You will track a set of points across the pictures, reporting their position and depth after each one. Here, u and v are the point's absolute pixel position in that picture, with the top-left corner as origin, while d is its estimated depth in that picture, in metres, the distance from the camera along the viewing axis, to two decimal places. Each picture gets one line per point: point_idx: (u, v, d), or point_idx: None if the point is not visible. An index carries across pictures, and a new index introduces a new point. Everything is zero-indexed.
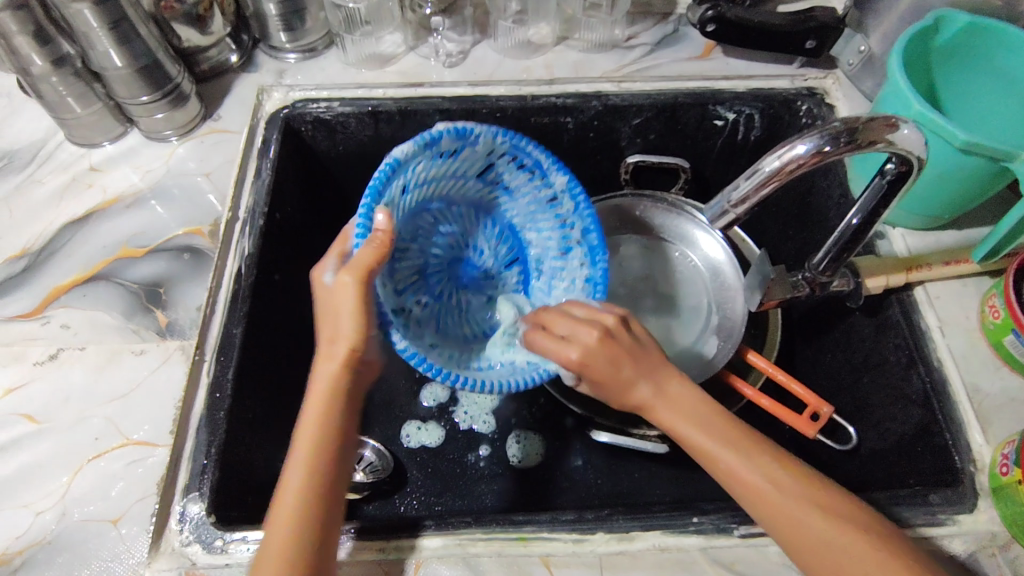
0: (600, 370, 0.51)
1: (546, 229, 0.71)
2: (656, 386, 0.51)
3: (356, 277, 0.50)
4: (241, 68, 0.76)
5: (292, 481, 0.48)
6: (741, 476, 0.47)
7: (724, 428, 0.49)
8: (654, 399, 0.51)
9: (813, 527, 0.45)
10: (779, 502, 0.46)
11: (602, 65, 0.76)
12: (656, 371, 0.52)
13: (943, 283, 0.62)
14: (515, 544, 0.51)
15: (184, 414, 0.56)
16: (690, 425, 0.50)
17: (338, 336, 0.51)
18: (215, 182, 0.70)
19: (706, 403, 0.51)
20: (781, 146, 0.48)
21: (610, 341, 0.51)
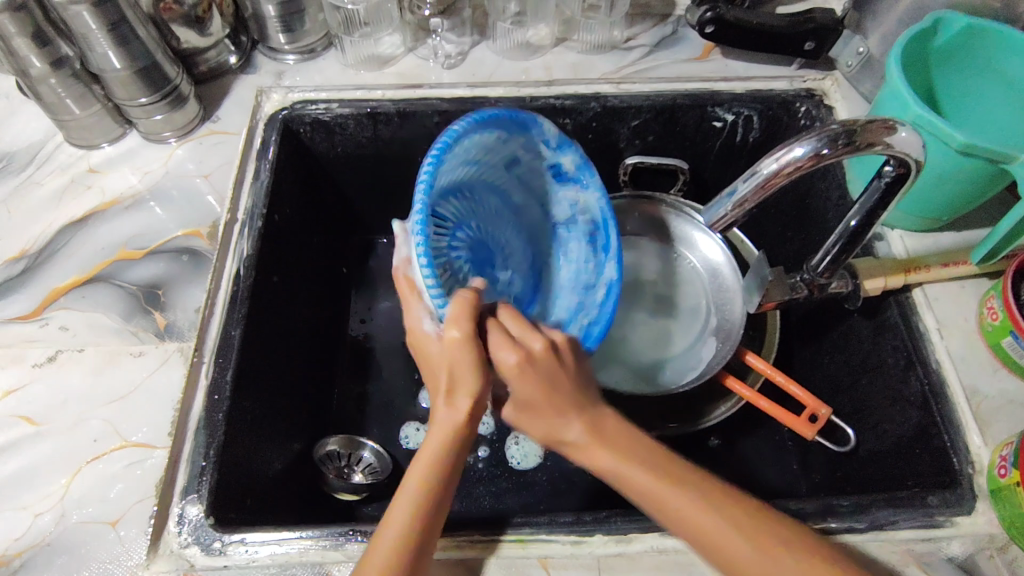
0: (533, 393, 0.49)
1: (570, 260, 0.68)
2: (586, 424, 0.49)
3: (466, 333, 0.46)
4: (240, 69, 0.76)
5: (394, 519, 0.46)
6: (698, 522, 0.45)
7: (673, 471, 0.47)
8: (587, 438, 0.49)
9: (778, 572, 0.43)
10: (743, 548, 0.44)
11: (600, 66, 0.77)
12: (587, 408, 0.50)
13: (942, 285, 0.62)
14: (513, 546, 0.51)
15: (182, 416, 0.56)
16: (639, 473, 0.47)
17: (458, 391, 0.48)
18: (214, 184, 0.70)
19: (646, 445, 0.49)
20: (779, 149, 0.48)
21: (547, 362, 0.49)
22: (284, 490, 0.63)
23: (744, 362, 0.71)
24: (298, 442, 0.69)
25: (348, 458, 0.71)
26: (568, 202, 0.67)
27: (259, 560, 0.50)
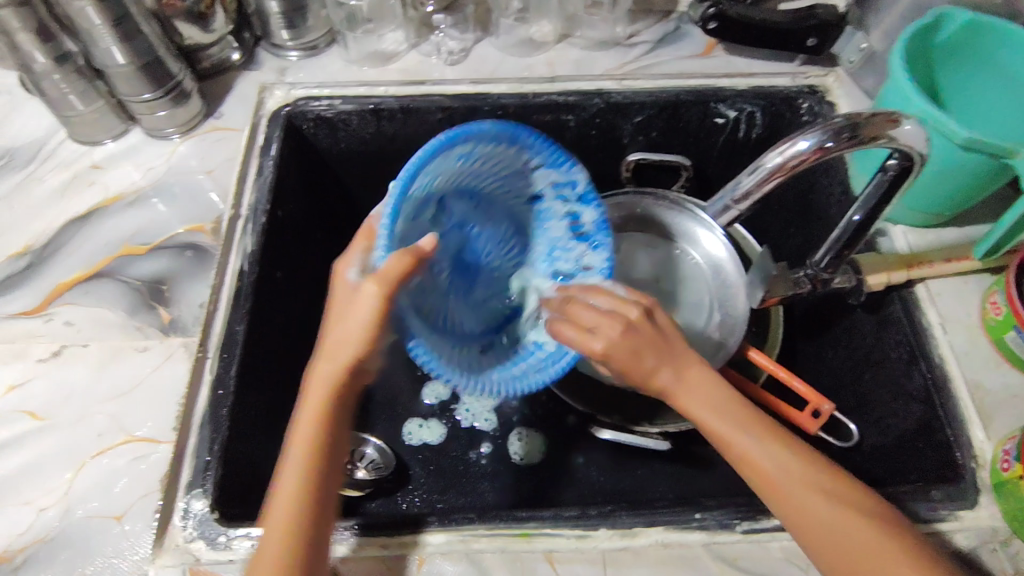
0: (622, 357, 0.50)
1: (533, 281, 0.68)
2: (676, 371, 0.51)
3: (384, 291, 0.46)
4: (243, 65, 0.76)
5: (290, 471, 0.48)
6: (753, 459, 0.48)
7: (742, 416, 0.50)
8: (674, 384, 0.51)
9: (823, 512, 0.46)
10: (791, 488, 0.47)
11: (604, 62, 0.77)
12: (679, 361, 0.51)
13: (944, 280, 0.63)
14: (518, 540, 0.51)
15: (187, 411, 0.56)
16: (710, 414, 0.50)
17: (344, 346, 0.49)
18: (218, 180, 0.70)
19: (725, 389, 0.51)
20: (781, 143, 0.48)
21: (638, 331, 0.51)
22: None
23: (747, 358, 0.72)
24: None
25: (350, 455, 0.70)
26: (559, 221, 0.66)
27: None
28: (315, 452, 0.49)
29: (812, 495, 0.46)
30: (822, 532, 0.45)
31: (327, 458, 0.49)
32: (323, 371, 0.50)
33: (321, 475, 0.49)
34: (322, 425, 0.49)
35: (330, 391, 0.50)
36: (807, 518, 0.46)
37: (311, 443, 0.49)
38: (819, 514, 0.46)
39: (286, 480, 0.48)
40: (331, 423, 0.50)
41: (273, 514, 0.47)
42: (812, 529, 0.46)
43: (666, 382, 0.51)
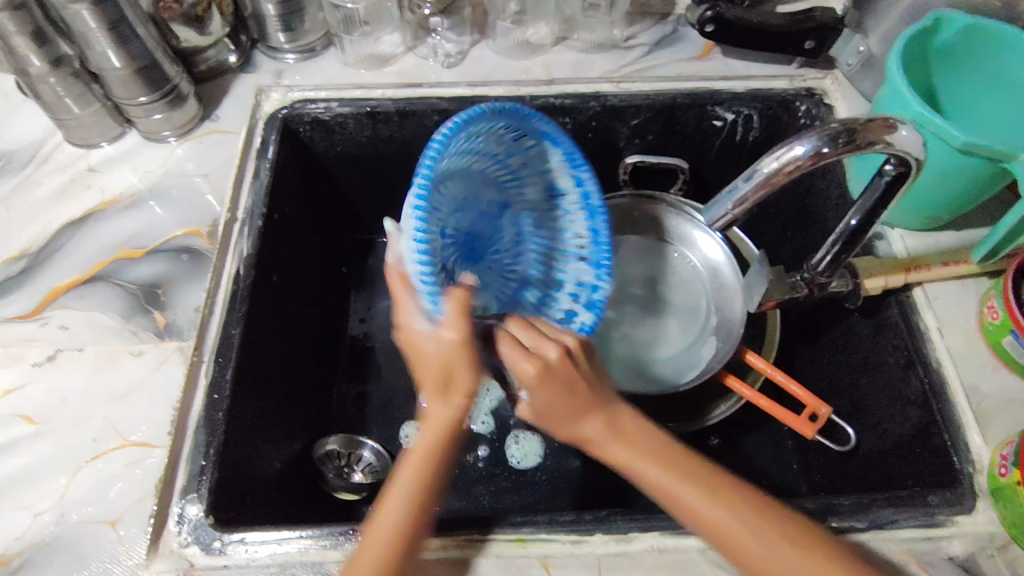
0: (542, 402, 0.50)
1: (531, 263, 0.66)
2: (603, 420, 0.52)
3: (463, 336, 0.48)
4: (240, 68, 0.76)
5: (387, 514, 0.48)
6: (696, 506, 0.48)
7: (676, 462, 0.50)
8: (602, 434, 0.51)
9: (773, 555, 0.45)
10: (740, 532, 0.46)
11: (601, 65, 0.76)
12: (601, 406, 0.52)
13: (942, 284, 0.62)
14: (513, 545, 0.51)
15: (182, 416, 0.56)
16: (648, 466, 0.50)
17: (453, 390, 0.50)
18: (214, 183, 0.69)
19: (657, 436, 0.52)
20: (779, 147, 0.47)
21: (560, 368, 0.50)
22: (283, 489, 0.63)
23: (745, 361, 0.71)
24: (299, 442, 0.69)
25: (347, 457, 0.72)
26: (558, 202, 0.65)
27: (259, 559, 0.50)
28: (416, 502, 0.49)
29: (761, 537, 0.46)
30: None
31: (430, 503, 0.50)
32: (442, 418, 0.51)
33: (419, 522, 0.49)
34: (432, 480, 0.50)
35: (442, 439, 0.51)
36: (761, 561, 0.45)
37: (410, 491, 0.50)
38: (772, 556, 0.45)
39: (386, 522, 0.48)
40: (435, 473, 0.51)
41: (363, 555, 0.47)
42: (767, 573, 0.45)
43: (594, 431, 0.51)
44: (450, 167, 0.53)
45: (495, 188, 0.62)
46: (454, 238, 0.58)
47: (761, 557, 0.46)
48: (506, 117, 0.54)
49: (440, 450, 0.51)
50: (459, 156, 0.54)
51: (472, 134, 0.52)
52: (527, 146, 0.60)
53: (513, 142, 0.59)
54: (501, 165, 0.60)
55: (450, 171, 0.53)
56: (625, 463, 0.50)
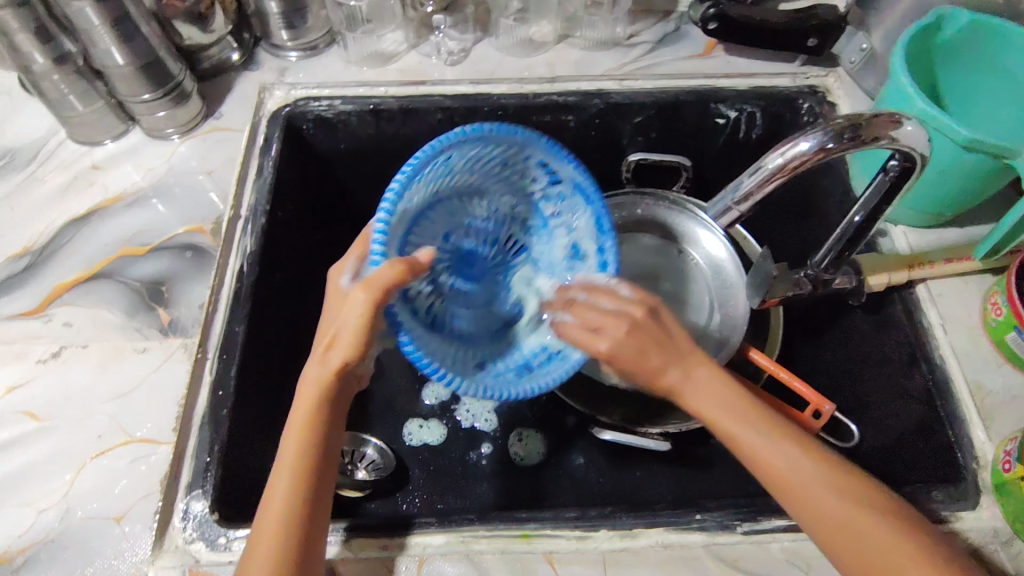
0: (632, 355, 0.50)
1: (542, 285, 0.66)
2: (685, 370, 0.50)
3: (372, 298, 0.46)
4: (243, 66, 0.76)
5: (278, 485, 0.48)
6: (764, 455, 0.47)
7: (751, 411, 0.49)
8: (682, 383, 0.50)
9: (833, 511, 0.45)
10: (806, 486, 0.46)
11: (604, 62, 0.77)
12: (686, 359, 0.51)
13: (945, 281, 0.62)
14: (518, 541, 0.51)
15: (187, 412, 0.56)
16: (720, 413, 0.49)
17: (334, 352, 0.49)
18: (217, 180, 0.69)
19: (733, 387, 0.50)
20: (783, 143, 0.48)
21: (647, 328, 0.51)
22: None
23: (748, 358, 0.71)
24: None
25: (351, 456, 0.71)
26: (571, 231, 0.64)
27: None
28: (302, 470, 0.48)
29: (826, 493, 0.46)
30: (837, 530, 0.45)
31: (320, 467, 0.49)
32: (319, 383, 0.50)
33: (308, 490, 0.48)
34: (308, 446, 0.49)
35: (314, 404, 0.50)
36: (822, 516, 0.45)
37: (296, 462, 0.49)
38: (835, 511, 0.45)
39: (274, 499, 0.48)
40: (314, 437, 0.49)
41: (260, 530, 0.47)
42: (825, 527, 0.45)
43: (675, 381, 0.50)
44: (461, 171, 0.56)
45: (526, 208, 0.64)
46: (462, 235, 0.64)
47: (822, 511, 0.45)
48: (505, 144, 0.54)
49: (320, 416, 0.50)
50: (472, 165, 0.56)
51: (474, 149, 0.54)
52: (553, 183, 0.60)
53: (542, 174, 0.60)
54: (531, 191, 0.62)
55: (458, 173, 0.56)
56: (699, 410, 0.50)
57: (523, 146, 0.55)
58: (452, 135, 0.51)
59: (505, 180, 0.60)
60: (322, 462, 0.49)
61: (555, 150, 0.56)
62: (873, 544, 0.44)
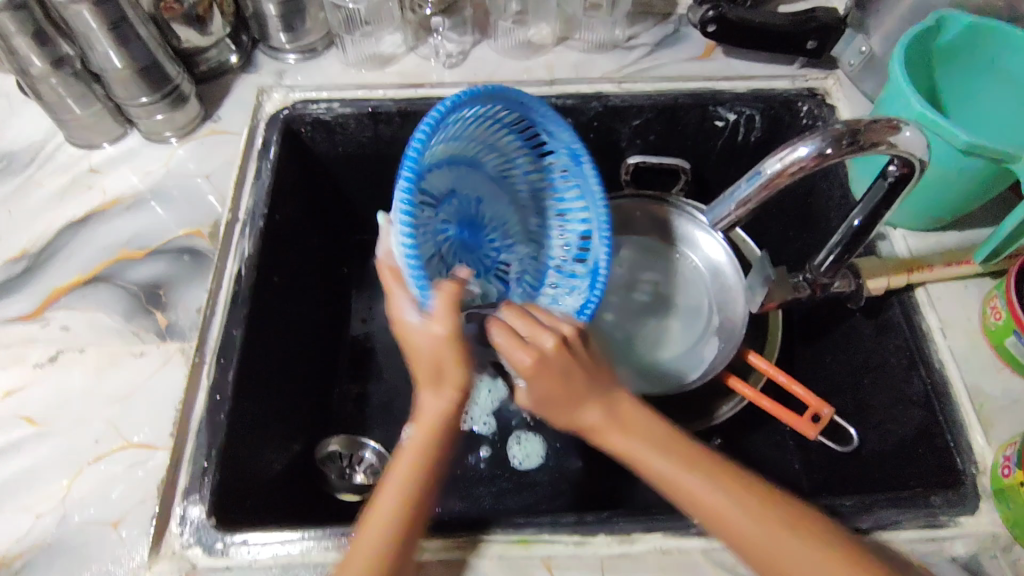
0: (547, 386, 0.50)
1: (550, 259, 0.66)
2: (600, 409, 0.51)
3: (450, 328, 0.48)
4: (241, 69, 0.76)
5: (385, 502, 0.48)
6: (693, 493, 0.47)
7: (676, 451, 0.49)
8: (601, 423, 0.51)
9: (774, 547, 0.45)
10: (738, 520, 0.46)
11: (602, 65, 0.76)
12: (600, 396, 0.51)
13: (944, 284, 0.62)
14: (516, 546, 0.51)
15: (185, 416, 0.56)
16: (647, 452, 0.49)
17: (446, 381, 0.50)
18: (216, 184, 0.69)
19: (660, 426, 0.51)
20: (782, 148, 0.47)
21: (559, 360, 0.50)
22: (286, 489, 0.64)
23: (747, 362, 0.71)
24: (301, 443, 0.69)
25: (349, 459, 0.71)
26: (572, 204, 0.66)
27: (261, 560, 0.50)
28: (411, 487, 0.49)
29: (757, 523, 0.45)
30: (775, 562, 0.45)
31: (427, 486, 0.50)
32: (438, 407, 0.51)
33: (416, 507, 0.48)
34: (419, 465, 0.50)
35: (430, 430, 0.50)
36: (761, 551, 0.45)
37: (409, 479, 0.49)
38: (763, 542, 0.45)
39: (381, 513, 0.47)
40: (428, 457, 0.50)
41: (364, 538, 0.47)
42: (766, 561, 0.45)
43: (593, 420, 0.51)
44: (477, 135, 0.59)
45: (518, 192, 0.66)
46: (457, 202, 0.61)
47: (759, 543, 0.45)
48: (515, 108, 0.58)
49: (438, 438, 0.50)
50: (490, 131, 0.60)
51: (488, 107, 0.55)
52: (554, 159, 0.64)
53: (541, 155, 0.64)
54: (529, 173, 0.65)
55: (476, 136, 0.59)
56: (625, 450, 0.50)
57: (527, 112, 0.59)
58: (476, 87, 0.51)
59: (502, 154, 0.63)
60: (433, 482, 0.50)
61: (560, 124, 0.61)
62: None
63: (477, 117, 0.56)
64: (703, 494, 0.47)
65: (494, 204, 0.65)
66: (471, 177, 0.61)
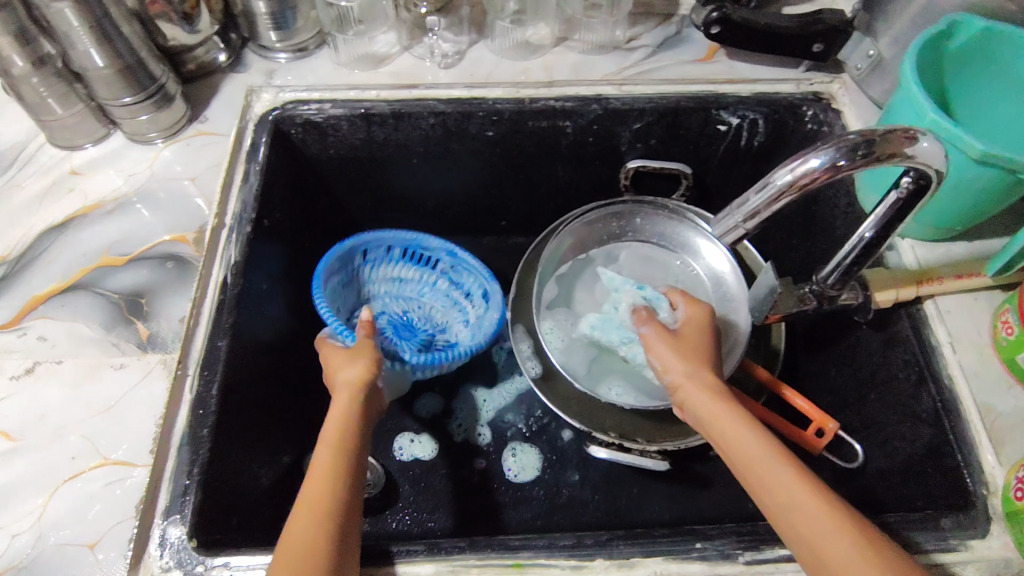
0: (691, 340, 0.56)
1: (473, 318, 0.81)
2: (694, 368, 0.53)
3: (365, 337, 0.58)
4: (230, 67, 0.74)
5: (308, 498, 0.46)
6: (737, 461, 0.47)
7: (729, 413, 0.49)
8: (687, 381, 0.53)
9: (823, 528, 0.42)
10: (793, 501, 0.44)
11: (602, 67, 0.74)
12: (697, 359, 0.54)
13: (954, 297, 0.60)
14: (510, 571, 0.49)
15: (165, 432, 0.53)
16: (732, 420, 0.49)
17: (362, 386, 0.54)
18: (202, 187, 0.67)
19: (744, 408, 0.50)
20: (792, 159, 0.43)
21: (703, 323, 0.58)
22: (272, 505, 0.62)
23: (750, 374, 0.70)
24: (286, 456, 0.67)
25: None
26: (466, 282, 0.82)
27: None
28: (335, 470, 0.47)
29: (794, 481, 0.44)
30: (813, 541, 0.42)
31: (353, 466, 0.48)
32: (349, 397, 0.53)
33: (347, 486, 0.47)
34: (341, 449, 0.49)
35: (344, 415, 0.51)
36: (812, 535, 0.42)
37: (334, 463, 0.48)
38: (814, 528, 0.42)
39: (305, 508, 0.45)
40: (349, 439, 0.50)
41: (295, 527, 0.44)
42: (798, 527, 0.43)
43: (678, 370, 0.54)
44: (386, 276, 0.83)
45: (433, 294, 0.84)
46: (388, 314, 0.82)
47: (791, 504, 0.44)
48: (376, 241, 0.79)
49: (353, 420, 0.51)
50: (391, 269, 0.83)
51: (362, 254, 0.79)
52: (441, 262, 0.82)
53: (435, 264, 0.83)
54: (436, 279, 0.83)
55: (381, 276, 0.83)
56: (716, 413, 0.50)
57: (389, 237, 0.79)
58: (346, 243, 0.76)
59: (400, 270, 0.83)
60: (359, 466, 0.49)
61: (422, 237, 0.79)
62: (843, 545, 0.41)
63: (359, 265, 0.80)
64: (748, 458, 0.47)
65: (423, 308, 0.83)
66: (392, 299, 0.83)
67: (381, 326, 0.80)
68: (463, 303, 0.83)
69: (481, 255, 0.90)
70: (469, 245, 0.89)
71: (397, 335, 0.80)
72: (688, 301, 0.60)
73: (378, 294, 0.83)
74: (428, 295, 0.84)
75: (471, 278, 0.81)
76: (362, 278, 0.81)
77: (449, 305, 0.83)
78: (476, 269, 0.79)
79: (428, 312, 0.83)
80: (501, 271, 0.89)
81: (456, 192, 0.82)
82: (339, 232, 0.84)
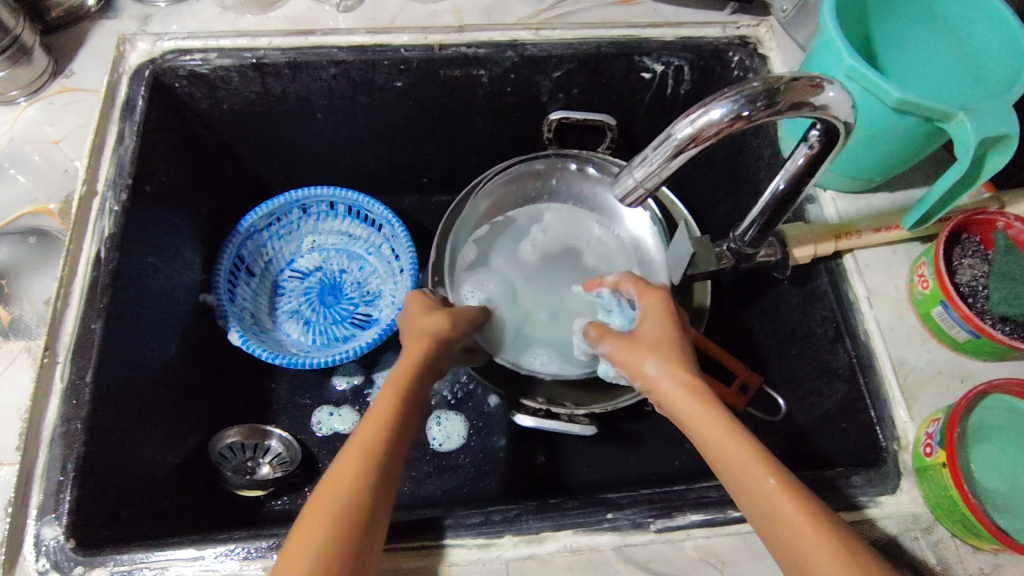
0: (650, 333, 0.49)
1: (397, 295, 0.76)
2: (664, 364, 0.46)
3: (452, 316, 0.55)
4: (100, 13, 0.65)
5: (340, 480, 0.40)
6: (725, 473, 0.42)
7: (711, 416, 0.43)
8: (660, 377, 0.46)
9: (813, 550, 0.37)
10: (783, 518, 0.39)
11: (517, 10, 0.68)
12: (666, 350, 0.47)
13: (873, 250, 0.59)
14: (414, 554, 0.47)
15: (33, 427, 0.49)
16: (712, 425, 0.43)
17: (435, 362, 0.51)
18: (71, 151, 0.60)
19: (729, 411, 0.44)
20: (694, 109, 0.40)
21: (660, 312, 0.51)
22: (174, 491, 0.58)
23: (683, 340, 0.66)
24: (191, 437, 0.64)
25: (252, 450, 0.67)
26: (400, 253, 0.76)
27: None
28: (356, 501, 0.39)
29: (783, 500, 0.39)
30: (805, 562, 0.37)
31: (382, 488, 0.41)
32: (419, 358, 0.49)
33: (370, 516, 0.40)
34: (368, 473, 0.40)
35: (393, 407, 0.44)
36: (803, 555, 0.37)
37: (381, 438, 0.42)
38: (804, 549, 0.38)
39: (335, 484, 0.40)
40: (398, 418, 0.44)
41: (318, 518, 0.39)
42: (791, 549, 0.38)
43: (651, 372, 0.47)
44: (333, 229, 0.80)
45: (377, 258, 0.79)
46: (329, 271, 0.79)
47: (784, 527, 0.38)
48: (306, 199, 0.75)
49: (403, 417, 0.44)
50: (338, 223, 0.79)
51: (300, 211, 0.77)
52: (384, 229, 0.77)
53: (381, 229, 0.78)
54: (382, 243, 0.79)
55: (329, 229, 0.79)
56: (696, 421, 0.43)
57: (320, 196, 0.75)
58: (271, 200, 0.73)
59: (349, 228, 0.79)
60: (387, 488, 0.41)
61: (365, 200, 0.74)
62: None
63: (301, 219, 0.77)
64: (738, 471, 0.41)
65: (364, 270, 0.79)
66: (338, 256, 0.80)
67: (314, 284, 0.79)
68: (397, 277, 0.77)
69: (401, 215, 0.85)
70: (388, 204, 0.84)
71: (324, 299, 0.78)
72: (642, 294, 0.53)
73: (324, 249, 0.80)
74: (371, 258, 0.79)
75: (403, 251, 0.75)
76: (308, 232, 0.79)
77: (387, 275, 0.78)
78: (405, 243, 0.73)
79: (364, 277, 0.79)
80: (423, 231, 0.85)
81: (370, 147, 0.76)
82: (245, 194, 0.78)
